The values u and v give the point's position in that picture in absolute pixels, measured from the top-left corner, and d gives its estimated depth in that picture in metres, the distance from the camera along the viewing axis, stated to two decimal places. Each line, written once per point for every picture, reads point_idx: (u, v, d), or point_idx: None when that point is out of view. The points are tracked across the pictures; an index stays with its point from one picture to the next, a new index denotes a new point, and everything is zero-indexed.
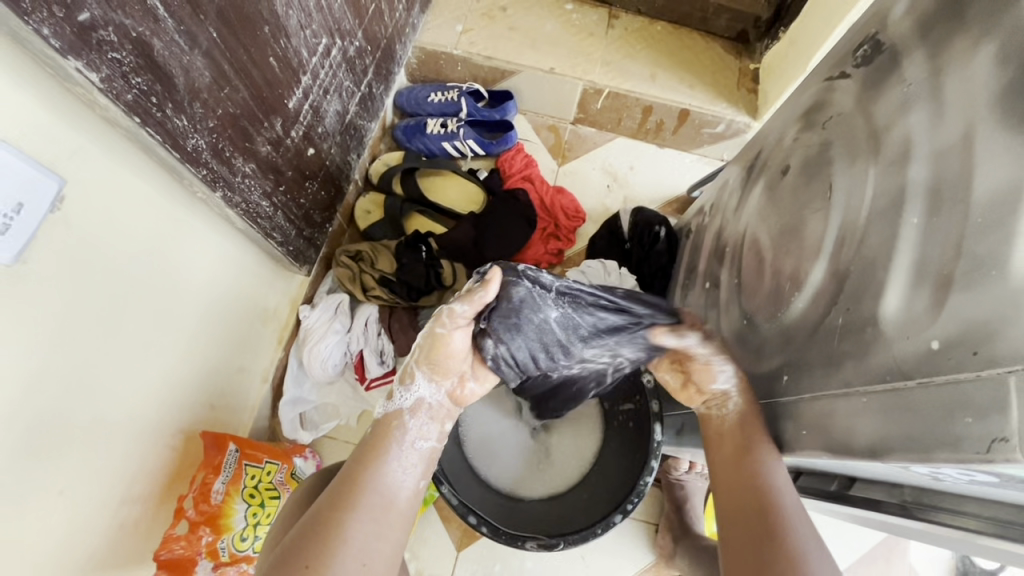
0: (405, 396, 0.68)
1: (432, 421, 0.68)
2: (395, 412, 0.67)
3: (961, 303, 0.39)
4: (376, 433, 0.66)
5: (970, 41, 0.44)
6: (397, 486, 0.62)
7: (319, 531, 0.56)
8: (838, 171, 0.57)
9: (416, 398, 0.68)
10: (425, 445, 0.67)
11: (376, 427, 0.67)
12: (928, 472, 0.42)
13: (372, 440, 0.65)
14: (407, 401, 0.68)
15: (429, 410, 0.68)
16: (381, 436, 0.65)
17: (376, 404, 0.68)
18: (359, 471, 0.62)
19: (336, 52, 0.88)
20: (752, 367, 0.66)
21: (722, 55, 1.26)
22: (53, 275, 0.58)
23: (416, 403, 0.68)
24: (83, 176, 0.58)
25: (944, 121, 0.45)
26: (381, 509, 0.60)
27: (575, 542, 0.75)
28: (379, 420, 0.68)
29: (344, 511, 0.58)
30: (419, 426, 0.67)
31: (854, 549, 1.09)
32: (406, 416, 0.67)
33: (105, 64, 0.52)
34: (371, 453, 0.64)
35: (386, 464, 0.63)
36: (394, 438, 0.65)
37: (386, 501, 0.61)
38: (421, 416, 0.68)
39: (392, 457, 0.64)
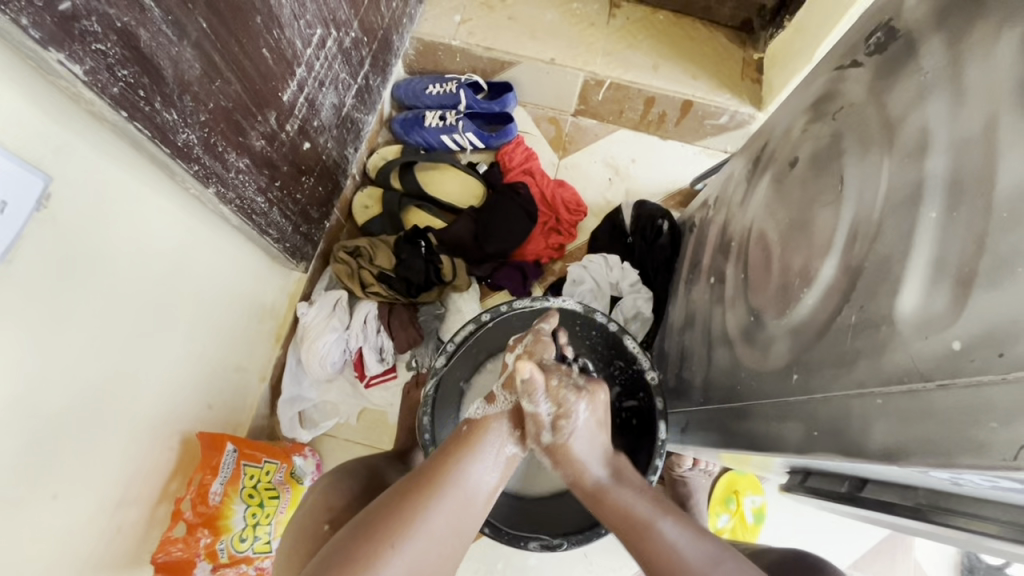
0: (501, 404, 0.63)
1: (525, 432, 0.64)
2: (495, 414, 0.63)
3: (983, 301, 0.38)
4: (471, 429, 0.62)
5: (993, 26, 0.42)
6: (478, 488, 0.60)
7: (402, 513, 0.55)
8: (849, 164, 0.56)
9: (518, 406, 0.63)
10: (512, 451, 0.63)
11: (470, 424, 0.63)
12: (946, 476, 0.40)
13: (465, 437, 0.62)
14: (508, 407, 0.63)
15: (522, 422, 0.64)
16: (474, 436, 0.62)
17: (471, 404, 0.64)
18: (451, 462, 0.60)
19: (331, 43, 0.86)
20: (759, 365, 0.64)
21: (726, 45, 1.24)
22: (41, 275, 0.56)
23: (516, 411, 0.63)
24: (71, 170, 0.57)
25: (965, 111, 0.43)
26: (460, 506, 0.58)
27: (580, 542, 0.77)
28: (474, 418, 0.63)
29: (429, 500, 0.56)
30: (512, 432, 0.63)
31: (858, 545, 1.08)
32: (503, 420, 0.63)
33: (89, 55, 0.50)
34: (461, 450, 0.61)
35: (477, 464, 0.60)
36: (486, 439, 0.62)
37: (468, 502, 0.59)
38: (516, 424, 0.63)
39: (482, 457, 0.61)
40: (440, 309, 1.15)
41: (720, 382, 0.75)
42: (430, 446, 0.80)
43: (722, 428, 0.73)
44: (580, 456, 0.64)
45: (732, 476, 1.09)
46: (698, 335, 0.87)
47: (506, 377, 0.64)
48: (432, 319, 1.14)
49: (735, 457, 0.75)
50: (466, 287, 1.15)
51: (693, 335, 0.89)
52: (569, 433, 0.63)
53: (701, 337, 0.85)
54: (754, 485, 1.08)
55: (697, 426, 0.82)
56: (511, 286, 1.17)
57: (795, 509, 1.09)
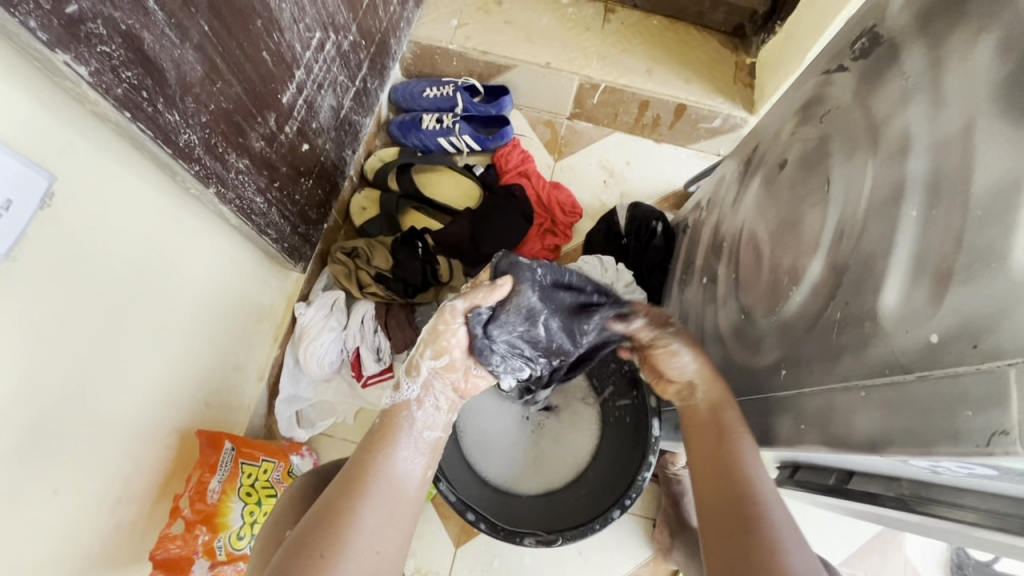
0: (409, 389, 0.66)
1: (441, 412, 0.68)
2: (403, 403, 0.66)
3: (960, 295, 0.39)
4: (384, 425, 0.65)
5: (970, 31, 0.44)
6: (406, 478, 0.62)
7: (331, 520, 0.55)
8: (836, 165, 0.57)
9: (425, 388, 0.67)
10: (433, 435, 0.67)
11: (384, 417, 0.66)
12: (926, 465, 0.42)
13: (382, 429, 0.65)
14: (412, 391, 0.67)
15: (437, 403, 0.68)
16: (391, 425, 0.65)
17: (383, 397, 0.67)
18: (372, 460, 0.61)
19: (329, 46, 0.87)
20: (750, 362, 0.66)
21: (719, 50, 1.26)
22: (43, 271, 0.57)
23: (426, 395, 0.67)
24: (76, 167, 0.58)
25: (944, 113, 0.45)
26: (392, 499, 0.59)
27: (575, 536, 0.75)
28: (388, 409, 0.67)
29: (357, 498, 0.58)
30: (427, 416, 0.67)
31: (850, 543, 1.10)
32: (415, 408, 0.66)
33: (94, 57, 0.51)
34: (383, 442, 0.63)
35: (398, 456, 0.63)
36: (403, 427, 0.65)
37: (398, 494, 0.60)
38: (428, 406, 0.67)
39: (402, 446, 0.63)
40: (437, 310, 1.15)
41: None
42: None
43: None
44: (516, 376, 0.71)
45: None
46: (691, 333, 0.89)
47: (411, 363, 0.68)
48: (429, 319, 1.14)
49: None
50: (463, 287, 1.16)
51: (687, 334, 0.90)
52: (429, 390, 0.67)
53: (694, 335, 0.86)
54: None
55: None
56: None
57: (787, 507, 1.10)
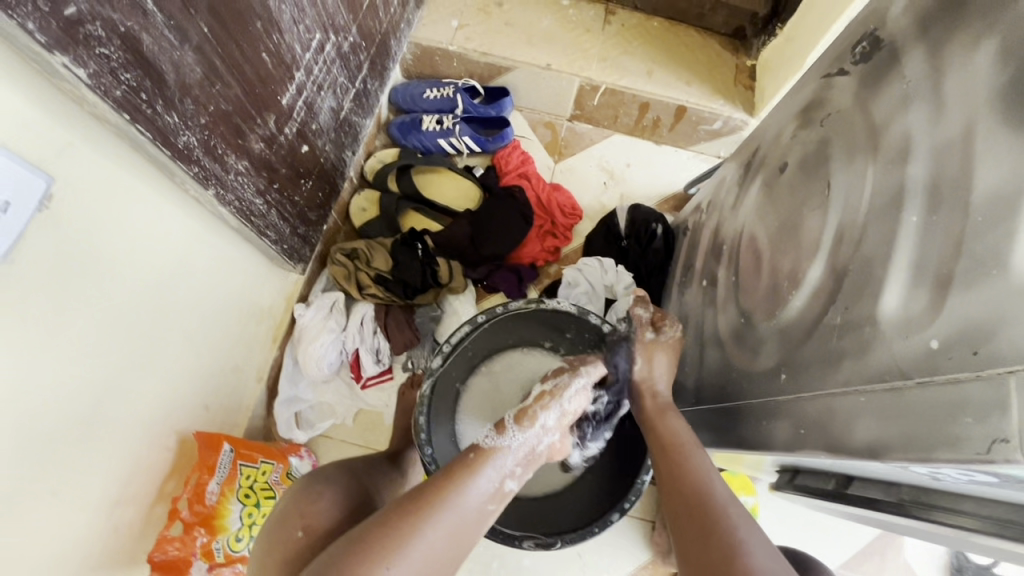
0: (514, 435, 0.63)
1: (526, 467, 0.64)
2: (501, 446, 0.63)
3: (961, 301, 0.39)
4: (475, 456, 0.62)
5: (971, 36, 0.44)
6: (477, 513, 0.59)
7: (393, 533, 0.54)
8: (836, 169, 0.57)
9: (523, 440, 0.64)
10: (511, 487, 0.62)
11: (477, 451, 0.62)
12: (926, 471, 0.41)
13: (471, 462, 0.61)
14: (514, 440, 0.63)
15: (526, 453, 0.64)
16: (479, 462, 0.61)
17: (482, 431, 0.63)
18: (452, 483, 0.59)
19: (329, 48, 0.87)
20: (750, 366, 0.66)
21: (720, 52, 1.26)
22: (41, 273, 0.57)
23: (521, 445, 0.64)
24: (72, 169, 0.57)
25: (944, 119, 0.44)
26: (457, 531, 0.57)
27: (574, 540, 0.79)
28: (481, 446, 0.63)
29: (426, 521, 0.55)
30: (515, 468, 0.62)
31: (849, 545, 1.10)
32: (510, 453, 0.62)
33: (93, 59, 0.51)
34: (464, 475, 0.60)
35: (474, 490, 0.59)
36: (490, 466, 0.61)
37: (461, 530, 0.57)
38: (518, 456, 0.63)
39: (482, 484, 0.60)
40: (436, 311, 1.17)
41: (712, 381, 0.76)
42: (425, 445, 0.80)
43: (711, 427, 0.74)
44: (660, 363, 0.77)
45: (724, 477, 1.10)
46: (691, 336, 0.88)
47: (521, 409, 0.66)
48: (429, 321, 1.16)
49: (727, 455, 0.76)
50: (463, 289, 1.16)
51: (686, 337, 0.90)
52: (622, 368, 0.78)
53: (694, 338, 0.86)
54: (746, 486, 1.08)
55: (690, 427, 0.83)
56: (507, 289, 1.17)
57: (786, 510, 1.10)
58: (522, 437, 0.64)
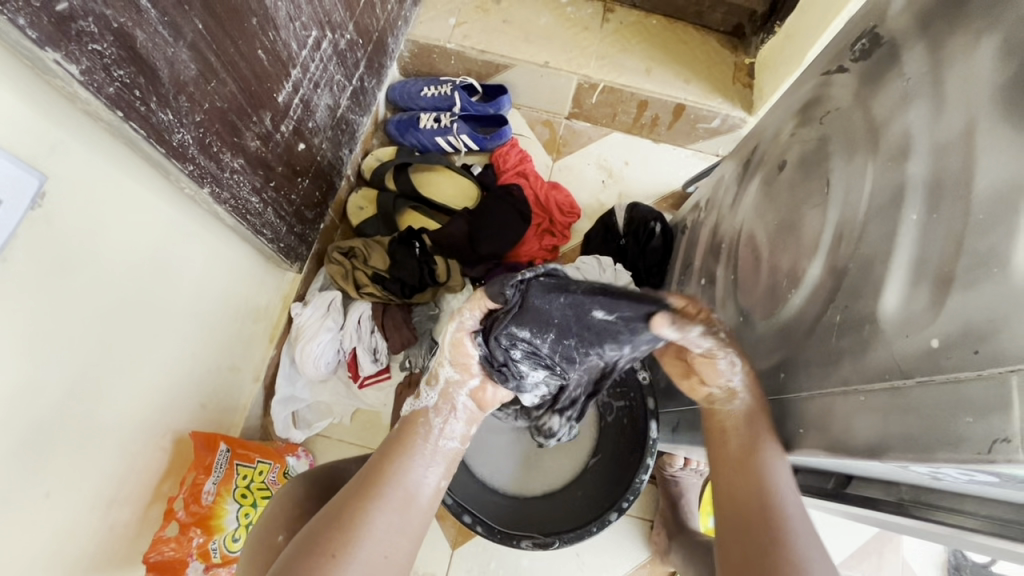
0: (429, 396, 0.67)
1: (457, 426, 0.67)
2: (421, 411, 0.67)
3: (960, 300, 0.39)
4: (402, 430, 0.66)
5: (971, 34, 0.43)
6: (420, 484, 0.62)
7: (343, 521, 0.56)
8: (836, 167, 0.57)
9: (439, 398, 0.67)
10: (449, 447, 0.66)
11: (401, 425, 0.67)
12: (925, 471, 0.41)
13: (399, 436, 0.65)
14: (430, 401, 0.67)
15: (450, 411, 0.67)
16: (406, 434, 0.65)
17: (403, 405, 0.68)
18: (388, 461, 0.62)
19: (325, 45, 0.87)
20: (749, 365, 0.65)
21: (718, 50, 1.25)
22: (34, 273, 0.56)
23: (441, 405, 0.67)
24: (65, 168, 0.57)
25: (945, 116, 0.44)
26: (404, 505, 0.60)
27: (571, 540, 0.76)
28: (405, 419, 0.67)
29: (372, 502, 0.58)
30: (442, 428, 0.66)
31: (848, 543, 1.10)
32: (430, 415, 0.66)
33: (86, 55, 0.50)
34: (397, 449, 0.64)
35: (410, 462, 0.63)
36: (418, 436, 0.65)
37: (409, 501, 0.60)
38: (444, 415, 0.66)
39: (416, 454, 0.64)
40: (434, 310, 1.15)
41: None
42: None
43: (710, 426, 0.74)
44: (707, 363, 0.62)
45: None
46: None
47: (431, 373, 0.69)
48: (426, 320, 1.14)
49: None
50: (460, 288, 1.16)
51: None
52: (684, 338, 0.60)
53: None
54: None
55: (688, 426, 0.82)
56: None
57: None
58: (436, 395, 0.67)
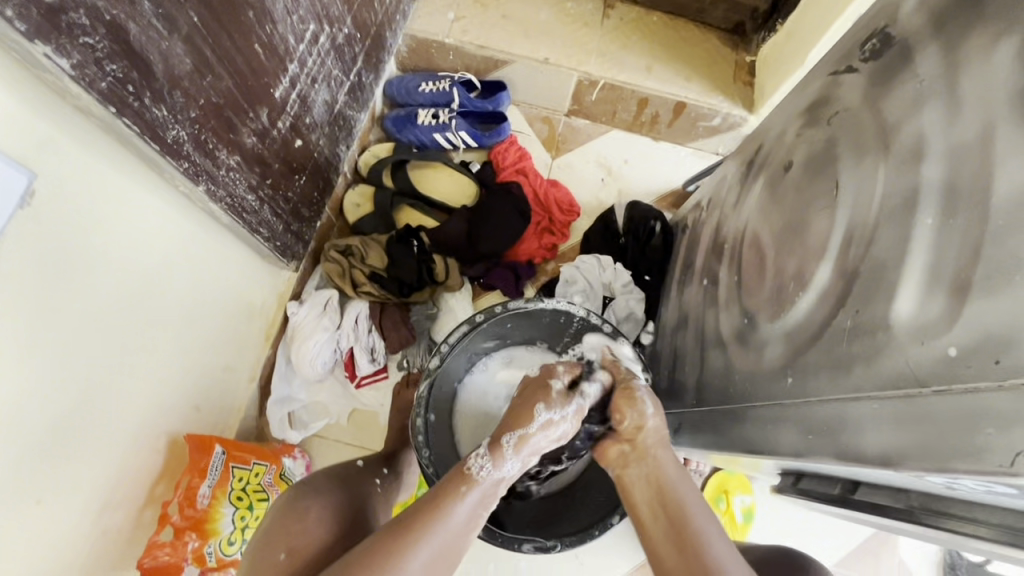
0: (510, 462, 0.60)
1: (514, 487, 0.62)
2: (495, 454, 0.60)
3: (979, 307, 0.38)
4: (465, 489, 0.57)
5: (987, 36, 0.43)
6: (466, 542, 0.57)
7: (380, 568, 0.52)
8: (845, 169, 0.56)
9: (518, 466, 0.60)
10: (500, 507, 0.61)
11: (468, 480, 0.58)
12: (941, 481, 0.41)
13: (461, 493, 0.57)
14: (511, 467, 0.60)
15: (518, 475, 0.61)
16: (470, 495, 0.57)
17: (476, 458, 0.58)
18: (439, 521, 0.55)
19: (324, 38, 0.85)
20: (754, 368, 0.65)
21: (719, 47, 1.25)
22: (22, 273, 0.54)
23: (516, 471, 0.60)
24: (52, 166, 0.55)
25: (961, 119, 0.43)
26: (444, 553, 0.55)
27: (573, 544, 0.77)
28: (473, 474, 0.58)
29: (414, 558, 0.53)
30: (505, 490, 0.60)
31: (844, 544, 1.10)
32: (502, 480, 0.59)
33: (76, 49, 0.48)
34: (455, 510, 0.56)
35: (465, 522, 0.57)
36: (482, 500, 0.58)
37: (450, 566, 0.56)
38: (511, 480, 0.60)
39: (474, 516, 0.57)
40: (432, 309, 1.14)
41: (714, 383, 0.75)
42: (423, 449, 0.78)
43: (713, 429, 0.73)
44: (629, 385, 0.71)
45: (722, 476, 1.10)
46: (691, 336, 0.88)
47: (513, 429, 0.61)
48: (423, 319, 1.13)
49: (725, 458, 0.74)
50: (458, 287, 1.15)
51: (687, 336, 0.89)
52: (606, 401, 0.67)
53: (695, 338, 0.85)
54: (743, 485, 1.08)
55: (691, 428, 0.81)
56: (505, 286, 1.16)
57: (783, 510, 1.10)
58: (516, 462, 0.60)
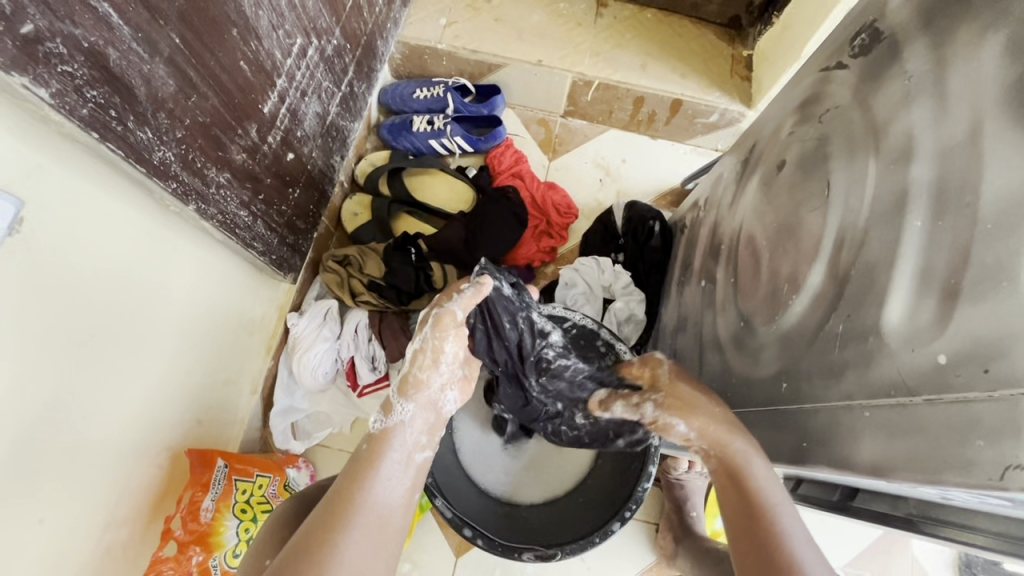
0: (405, 408, 0.65)
1: (428, 435, 0.65)
2: (394, 426, 0.64)
3: (968, 314, 0.37)
4: (371, 447, 0.62)
5: (973, 33, 0.41)
6: (391, 496, 0.59)
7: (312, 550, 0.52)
8: (836, 169, 0.55)
9: (416, 410, 0.65)
10: (420, 457, 0.64)
11: (370, 440, 0.63)
12: (936, 492, 0.40)
13: (368, 453, 0.62)
14: (407, 413, 0.65)
15: (423, 421, 0.65)
16: (377, 450, 0.62)
17: (369, 419, 0.64)
18: (353, 484, 0.58)
19: (312, 51, 0.85)
20: (750, 372, 0.64)
21: (715, 42, 1.23)
22: (13, 299, 0.55)
23: (414, 416, 0.65)
24: (41, 194, 0.55)
25: (949, 117, 0.42)
26: (377, 528, 0.56)
27: (573, 552, 0.73)
28: (374, 433, 0.64)
29: (341, 524, 0.54)
30: (415, 438, 0.64)
31: (856, 544, 1.08)
32: (403, 429, 0.64)
33: (55, 77, 0.49)
34: (366, 468, 0.60)
35: (380, 476, 0.60)
36: (391, 449, 0.62)
37: (385, 522, 0.57)
38: (416, 427, 0.65)
39: (390, 469, 0.61)
40: None
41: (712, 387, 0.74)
42: None
43: None
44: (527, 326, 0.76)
45: None
46: (690, 338, 0.86)
47: (401, 381, 0.66)
48: None
49: None
50: None
51: (686, 338, 0.88)
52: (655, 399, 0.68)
53: (694, 340, 0.84)
54: None
55: None
56: None
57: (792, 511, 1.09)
58: (412, 407, 0.65)
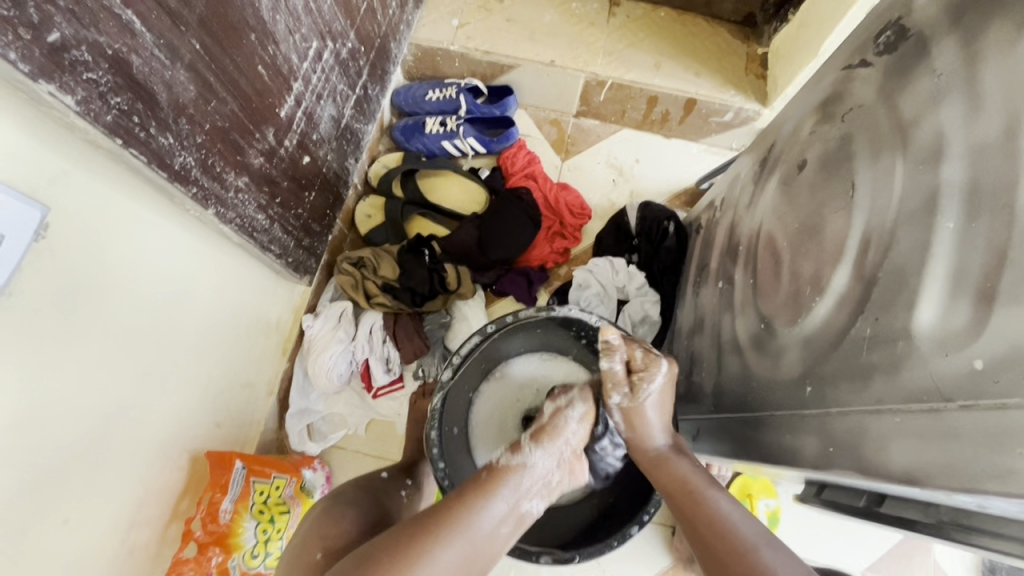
0: (533, 453, 0.65)
1: (546, 489, 0.65)
2: (517, 464, 0.64)
3: (1006, 318, 0.36)
4: (493, 475, 0.62)
5: (1008, 29, 0.40)
6: (491, 535, 0.58)
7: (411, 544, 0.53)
8: (861, 169, 0.54)
9: (544, 457, 0.66)
10: (529, 509, 0.62)
11: (491, 469, 0.63)
12: (970, 499, 0.39)
13: (486, 480, 0.62)
14: (534, 457, 0.65)
15: (548, 469, 0.65)
16: (495, 480, 0.62)
17: (498, 450, 0.65)
18: (466, 502, 0.59)
19: (327, 55, 0.85)
20: (771, 375, 0.63)
21: (729, 40, 1.22)
22: (40, 305, 0.56)
23: (542, 463, 0.65)
24: (67, 200, 0.56)
25: (983, 115, 0.41)
26: (471, 552, 0.56)
27: (591, 554, 0.74)
28: (497, 465, 0.64)
29: (443, 533, 0.55)
30: (534, 486, 0.63)
31: (874, 551, 1.07)
32: (529, 471, 0.64)
33: (80, 85, 0.49)
34: (481, 494, 0.60)
35: (495, 507, 0.59)
36: (508, 486, 0.62)
37: (477, 552, 0.56)
38: (539, 474, 0.64)
39: (500, 505, 0.60)
40: (445, 317, 1.15)
41: (730, 390, 0.73)
42: (438, 462, 0.77)
43: (731, 438, 0.71)
44: (648, 421, 0.70)
45: (746, 479, 1.08)
46: (707, 339, 0.86)
47: (536, 429, 0.68)
48: (438, 327, 1.14)
49: (747, 468, 0.71)
50: (471, 294, 1.14)
51: (703, 340, 0.87)
52: (644, 396, 0.69)
53: (711, 341, 0.83)
54: (769, 489, 1.06)
55: (708, 436, 0.80)
56: (516, 293, 1.16)
57: (806, 516, 1.08)
58: (542, 454, 0.66)
